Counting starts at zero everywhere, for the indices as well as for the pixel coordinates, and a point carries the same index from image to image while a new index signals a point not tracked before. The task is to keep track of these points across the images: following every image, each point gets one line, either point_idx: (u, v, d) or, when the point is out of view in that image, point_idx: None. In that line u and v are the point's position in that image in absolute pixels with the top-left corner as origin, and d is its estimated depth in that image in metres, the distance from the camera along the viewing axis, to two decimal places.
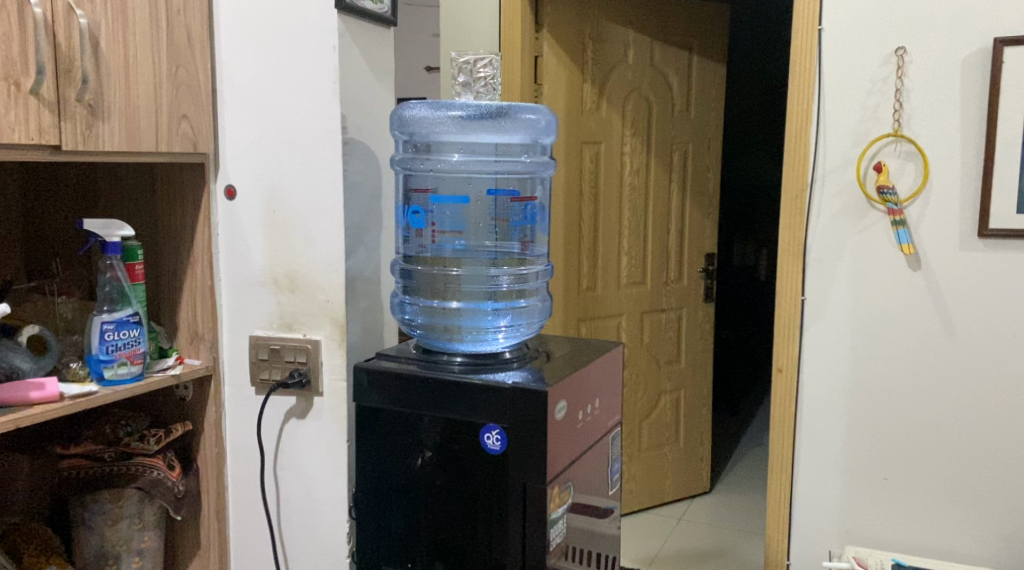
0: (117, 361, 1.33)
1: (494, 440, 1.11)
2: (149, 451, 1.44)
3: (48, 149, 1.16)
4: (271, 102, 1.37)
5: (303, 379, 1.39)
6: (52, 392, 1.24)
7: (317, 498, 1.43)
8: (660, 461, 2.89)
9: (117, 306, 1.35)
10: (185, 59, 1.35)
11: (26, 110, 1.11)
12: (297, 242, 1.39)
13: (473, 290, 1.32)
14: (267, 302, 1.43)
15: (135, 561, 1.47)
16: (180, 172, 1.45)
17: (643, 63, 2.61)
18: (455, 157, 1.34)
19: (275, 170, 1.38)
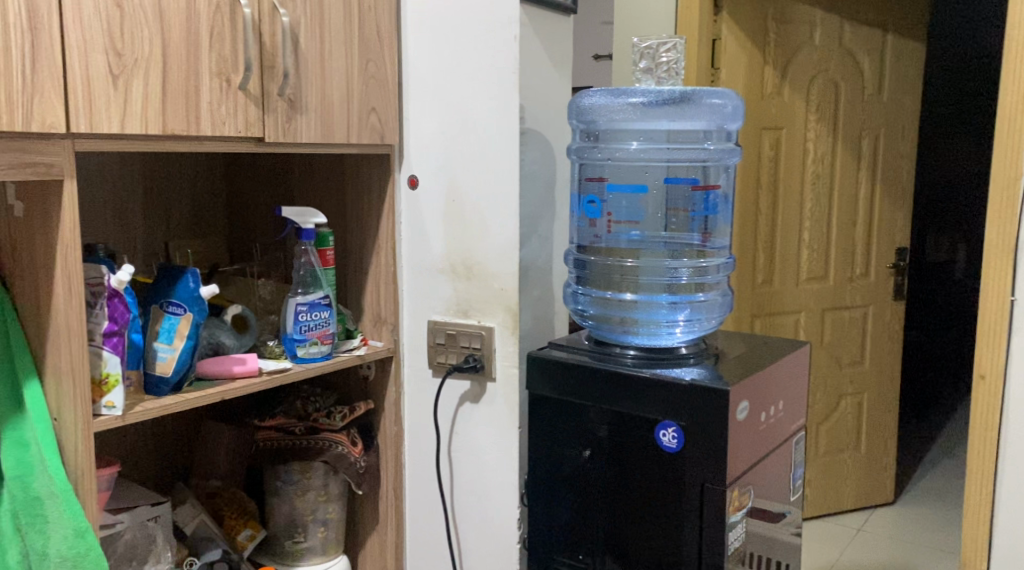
0: (309, 341, 1.41)
1: (670, 437, 1.08)
2: (335, 427, 1.52)
3: (253, 141, 1.24)
4: (452, 94, 1.40)
5: (477, 363, 1.43)
6: (252, 368, 1.33)
7: (489, 483, 1.45)
8: (841, 467, 2.75)
9: (310, 289, 1.43)
10: (375, 54, 1.41)
11: (236, 105, 1.19)
12: (473, 231, 1.41)
13: (650, 283, 1.29)
14: (445, 289, 1.47)
15: (320, 532, 1.56)
16: (368, 162, 1.52)
17: (831, 45, 2.46)
18: (633, 145, 1.32)
19: (453, 160, 1.42)
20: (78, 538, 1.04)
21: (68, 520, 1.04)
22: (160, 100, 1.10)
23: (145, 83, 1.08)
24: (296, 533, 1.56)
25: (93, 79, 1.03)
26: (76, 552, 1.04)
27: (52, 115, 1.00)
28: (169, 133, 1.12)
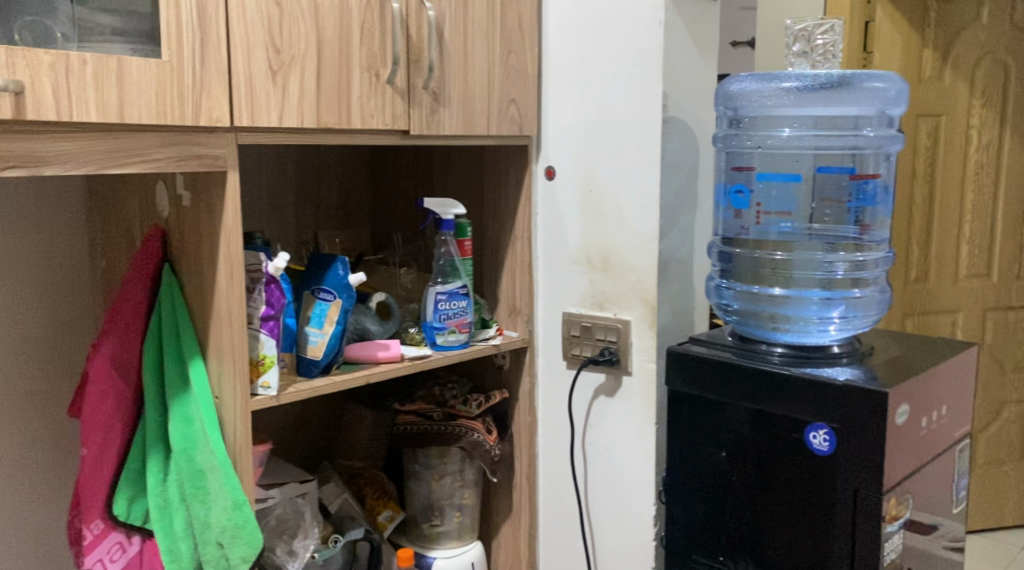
0: (448, 329, 1.44)
1: (821, 440, 1.04)
2: (471, 414, 1.54)
3: (399, 134, 1.27)
4: (591, 84, 1.39)
5: (613, 356, 1.41)
6: (395, 353, 1.38)
7: (625, 477, 1.44)
8: (1000, 478, 2.57)
9: (449, 278, 1.45)
10: (516, 45, 1.42)
11: (384, 98, 1.23)
12: (611, 222, 1.40)
13: (803, 278, 1.23)
14: (581, 280, 1.47)
15: (456, 516, 1.59)
16: (507, 153, 1.53)
17: (1001, 23, 2.28)
18: (787, 132, 1.26)
19: (592, 150, 1.41)
20: (236, 510, 1.10)
21: (227, 492, 1.10)
22: (314, 95, 1.14)
23: (301, 79, 1.13)
24: (433, 517, 1.60)
25: (255, 75, 1.08)
26: (235, 523, 1.10)
27: (218, 109, 1.05)
28: (322, 126, 1.16)
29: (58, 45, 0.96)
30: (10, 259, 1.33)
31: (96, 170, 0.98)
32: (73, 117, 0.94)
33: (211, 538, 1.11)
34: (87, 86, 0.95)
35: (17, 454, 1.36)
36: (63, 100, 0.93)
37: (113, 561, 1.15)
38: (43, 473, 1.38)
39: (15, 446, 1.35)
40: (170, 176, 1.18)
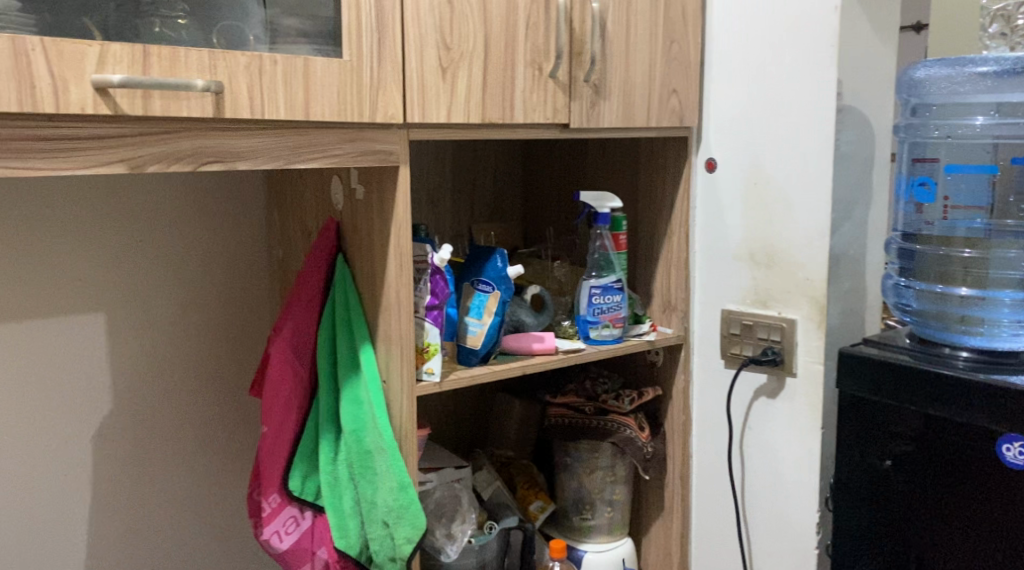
0: (602, 323, 1.43)
1: (1015, 453, 0.97)
2: (623, 410, 1.53)
3: (559, 128, 1.28)
4: (758, 73, 1.35)
5: (777, 357, 1.37)
6: (550, 346, 1.38)
7: (786, 482, 1.39)
8: None
9: (604, 272, 1.44)
10: (679, 35, 1.39)
11: (546, 92, 1.24)
12: (776, 217, 1.35)
13: (998, 277, 1.14)
14: (742, 276, 1.42)
15: (607, 512, 1.59)
16: (665, 146, 1.50)
17: None
18: (979, 121, 1.18)
19: (758, 141, 1.36)
20: (402, 491, 1.15)
21: (393, 474, 1.15)
22: (481, 91, 1.17)
23: (469, 75, 1.15)
24: (584, 510, 1.60)
25: (426, 72, 1.12)
26: (400, 503, 1.15)
27: (393, 106, 1.09)
28: (487, 121, 1.19)
29: (250, 46, 1.02)
30: (196, 248, 1.43)
31: (282, 165, 1.04)
32: (265, 115, 1.00)
33: (377, 517, 1.16)
34: (278, 85, 1.00)
35: (198, 428, 1.46)
36: (256, 98, 0.99)
37: (287, 533, 1.20)
38: (220, 446, 1.49)
39: (197, 421, 1.46)
40: (345, 170, 1.24)
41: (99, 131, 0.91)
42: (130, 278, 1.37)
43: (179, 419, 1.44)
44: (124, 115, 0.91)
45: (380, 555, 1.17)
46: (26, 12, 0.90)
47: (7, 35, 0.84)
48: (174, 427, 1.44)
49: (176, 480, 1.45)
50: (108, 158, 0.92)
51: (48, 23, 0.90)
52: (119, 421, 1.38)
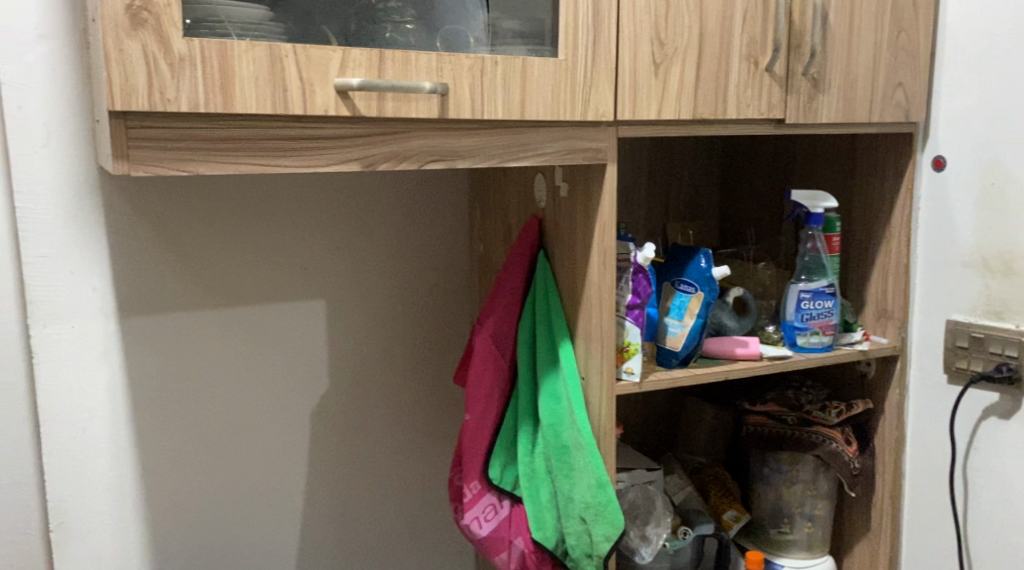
0: (810, 330, 1.37)
1: None
2: (830, 423, 1.45)
3: (773, 123, 1.23)
4: (999, 65, 1.27)
5: (1011, 373, 1.28)
6: (754, 351, 1.34)
7: (1015, 507, 1.31)
8: None
9: (814, 276, 1.38)
10: (908, 24, 1.29)
11: (761, 87, 1.19)
12: (1017, 219, 1.27)
13: None
14: (972, 283, 1.34)
15: (807, 527, 1.52)
16: (885, 142, 1.41)
17: None
18: None
19: (997, 136, 1.28)
20: (600, 489, 1.16)
21: (592, 471, 1.16)
22: (694, 87, 1.15)
23: (682, 70, 1.14)
24: (782, 524, 1.53)
25: (639, 68, 1.11)
26: (599, 501, 1.16)
27: (605, 104, 1.10)
28: (698, 117, 1.16)
29: (471, 48, 1.06)
30: (406, 241, 1.50)
31: (499, 163, 1.07)
32: (485, 115, 1.03)
33: (575, 512, 1.18)
34: (498, 85, 1.03)
35: (402, 412, 1.54)
36: (477, 99, 1.02)
37: (487, 520, 1.23)
38: (420, 430, 1.56)
39: (401, 405, 1.54)
40: (549, 168, 1.26)
41: (338, 132, 0.97)
42: (348, 268, 1.46)
43: (385, 402, 1.52)
44: (360, 116, 0.97)
45: (577, 551, 1.18)
46: (277, 20, 0.98)
47: (266, 43, 0.91)
48: (381, 410, 1.52)
49: (380, 459, 1.53)
50: (344, 157, 0.98)
51: (296, 31, 0.97)
52: (334, 400, 1.48)
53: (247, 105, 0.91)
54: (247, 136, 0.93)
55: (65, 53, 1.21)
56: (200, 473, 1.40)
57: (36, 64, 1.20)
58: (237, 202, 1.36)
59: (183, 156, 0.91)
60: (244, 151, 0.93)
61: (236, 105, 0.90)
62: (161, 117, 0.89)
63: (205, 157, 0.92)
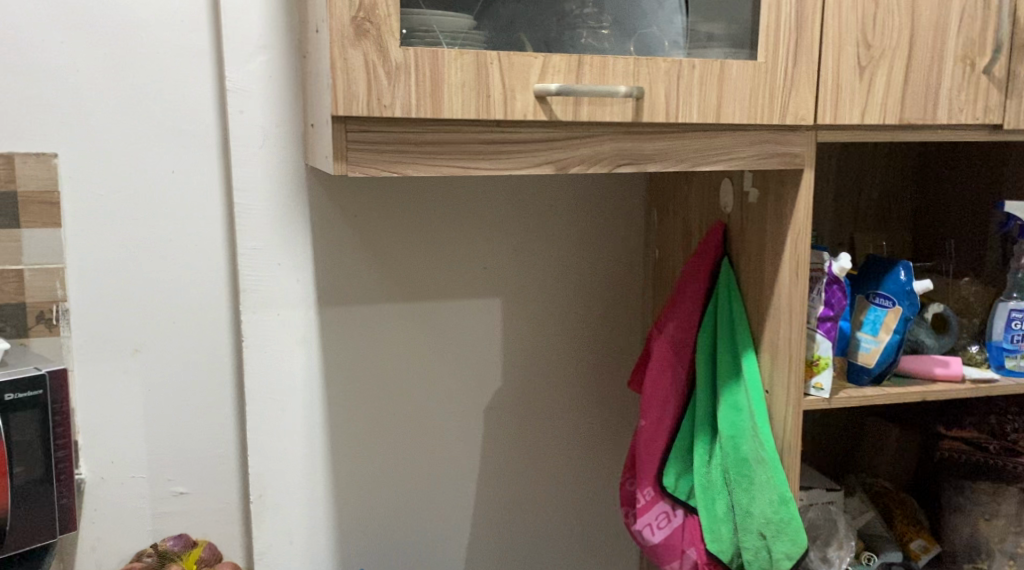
0: (1021, 352, 1.27)
1: None
2: None
3: (989, 129, 1.15)
4: None
5: None
6: (956, 372, 1.25)
7: None
8: None
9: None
10: None
11: (977, 90, 1.11)
12: None
13: None
14: None
15: (1008, 565, 1.39)
16: None
17: None
18: None
19: None
20: (783, 505, 1.14)
21: (774, 486, 1.14)
22: (902, 91, 1.09)
23: (889, 73, 1.08)
24: (979, 560, 1.41)
25: (843, 71, 1.07)
26: (780, 518, 1.14)
27: (804, 108, 1.07)
28: (905, 122, 1.10)
29: (667, 51, 1.05)
30: (586, 244, 1.52)
31: (690, 167, 1.06)
32: (680, 118, 1.02)
33: (753, 527, 1.16)
34: (693, 89, 1.02)
35: (574, 413, 1.56)
36: (673, 102, 1.02)
37: (660, 528, 1.22)
38: (590, 432, 1.57)
39: (573, 406, 1.56)
40: (737, 173, 1.23)
41: (536, 136, 1.00)
42: (529, 268, 1.49)
43: (557, 402, 1.55)
44: (556, 120, 0.99)
45: (754, 566, 1.16)
46: (482, 30, 1.01)
47: (474, 51, 0.95)
48: (553, 409, 1.55)
49: (550, 458, 1.56)
50: (538, 160, 1.00)
51: (498, 39, 1.00)
52: (508, 397, 1.52)
53: (453, 111, 0.95)
54: (450, 140, 0.97)
55: (282, 62, 1.31)
56: (383, 459, 1.47)
57: (257, 72, 1.30)
58: (428, 203, 1.42)
59: (395, 160, 0.96)
60: (447, 155, 0.97)
61: (444, 110, 0.95)
62: (378, 123, 0.94)
63: (414, 161, 0.96)
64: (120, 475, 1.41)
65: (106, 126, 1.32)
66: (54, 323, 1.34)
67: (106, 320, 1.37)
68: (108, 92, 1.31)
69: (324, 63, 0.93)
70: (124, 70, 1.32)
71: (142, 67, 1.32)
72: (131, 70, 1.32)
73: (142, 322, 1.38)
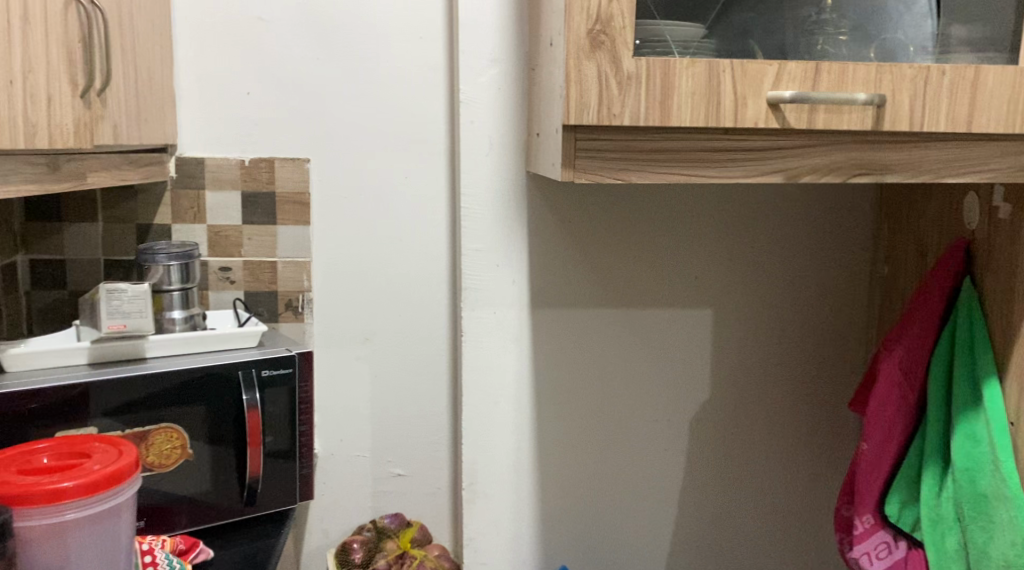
0: None
1: None
2: None
3: None
4: None
5: None
6: None
7: None
8: None
9: None
10: None
11: None
12: None
13: None
14: None
15: None
16: None
17: None
18: None
19: None
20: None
21: (1017, 527, 1.06)
22: None
23: None
24: None
25: None
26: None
27: None
28: None
29: (912, 57, 1.00)
30: (808, 257, 1.46)
31: (931, 179, 1.00)
32: (925, 128, 0.97)
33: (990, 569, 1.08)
34: (942, 97, 0.97)
35: (783, 430, 1.52)
36: (918, 112, 0.97)
37: (879, 558, 1.16)
38: (799, 450, 1.52)
39: (783, 422, 1.51)
40: (986, 187, 1.14)
41: (765, 145, 0.98)
42: (747, 279, 1.46)
43: (766, 417, 1.51)
44: (790, 129, 0.96)
45: None
46: (715, 39, 1.00)
47: (706, 60, 0.95)
48: (762, 424, 1.51)
49: (756, 474, 1.52)
50: (766, 169, 0.98)
51: (730, 47, 0.99)
52: (718, 408, 1.50)
53: (682, 119, 0.95)
54: (677, 149, 0.98)
55: (513, 73, 1.34)
56: (590, 462, 1.49)
57: (489, 83, 1.34)
58: (647, 211, 1.43)
59: (621, 168, 0.98)
60: (673, 163, 0.98)
61: (672, 118, 0.95)
62: (607, 132, 0.96)
63: (640, 169, 0.98)
64: (347, 452, 1.53)
65: (351, 134, 1.46)
66: (300, 311, 1.48)
67: (343, 312, 1.50)
68: (354, 103, 1.45)
69: (560, 73, 0.96)
70: (367, 83, 1.45)
71: (382, 80, 1.45)
72: (373, 83, 1.45)
73: (374, 314, 1.50)
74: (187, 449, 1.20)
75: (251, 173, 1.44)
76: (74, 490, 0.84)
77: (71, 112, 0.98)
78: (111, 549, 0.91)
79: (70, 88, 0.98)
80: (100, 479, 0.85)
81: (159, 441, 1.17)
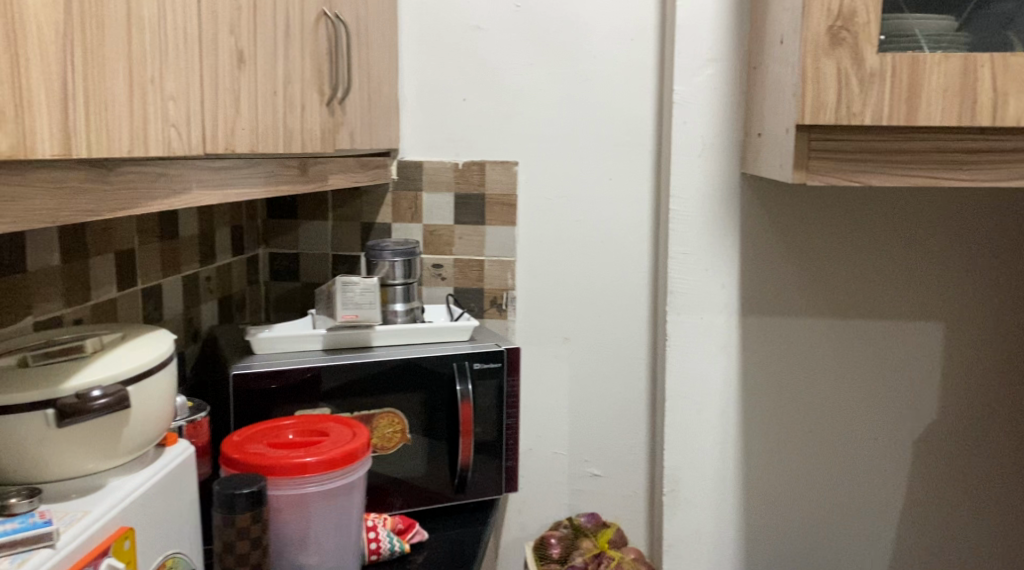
0: None
1: None
2: None
3: None
4: None
5: None
6: None
7: None
8: None
9: None
10: None
11: None
12: None
13: None
14: None
15: None
16: None
17: None
18: None
19: None
20: None
21: None
22: None
23: None
24: None
25: None
26: None
27: None
28: None
29: None
30: None
31: None
32: None
33: None
34: None
35: (1017, 454, 1.40)
36: None
37: None
38: None
39: (1016, 446, 1.40)
40: None
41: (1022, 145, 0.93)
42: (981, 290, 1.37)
43: (997, 439, 1.40)
44: None
45: None
46: (969, 32, 0.94)
47: (960, 55, 0.90)
48: (992, 447, 1.40)
49: (983, 500, 1.41)
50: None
51: (987, 40, 0.93)
52: (944, 427, 1.40)
53: (930, 118, 0.91)
54: (919, 149, 0.94)
55: (730, 73, 1.31)
56: (799, 476, 1.43)
57: (704, 84, 1.31)
58: (870, 215, 1.35)
59: (857, 169, 0.95)
60: (916, 163, 0.94)
61: (920, 116, 0.91)
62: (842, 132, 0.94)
63: (879, 168, 0.95)
64: (546, 449, 1.56)
65: (560, 138, 1.48)
66: (504, 308, 1.52)
67: (547, 312, 1.53)
68: (565, 108, 1.48)
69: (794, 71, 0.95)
70: (578, 87, 1.47)
71: (592, 85, 1.47)
72: (584, 88, 1.47)
73: (576, 315, 1.52)
74: (405, 433, 1.27)
75: (463, 175, 1.50)
76: (316, 465, 0.92)
77: (317, 119, 1.06)
78: (346, 524, 0.98)
79: (317, 96, 1.06)
80: (338, 457, 0.93)
81: (381, 425, 1.25)
